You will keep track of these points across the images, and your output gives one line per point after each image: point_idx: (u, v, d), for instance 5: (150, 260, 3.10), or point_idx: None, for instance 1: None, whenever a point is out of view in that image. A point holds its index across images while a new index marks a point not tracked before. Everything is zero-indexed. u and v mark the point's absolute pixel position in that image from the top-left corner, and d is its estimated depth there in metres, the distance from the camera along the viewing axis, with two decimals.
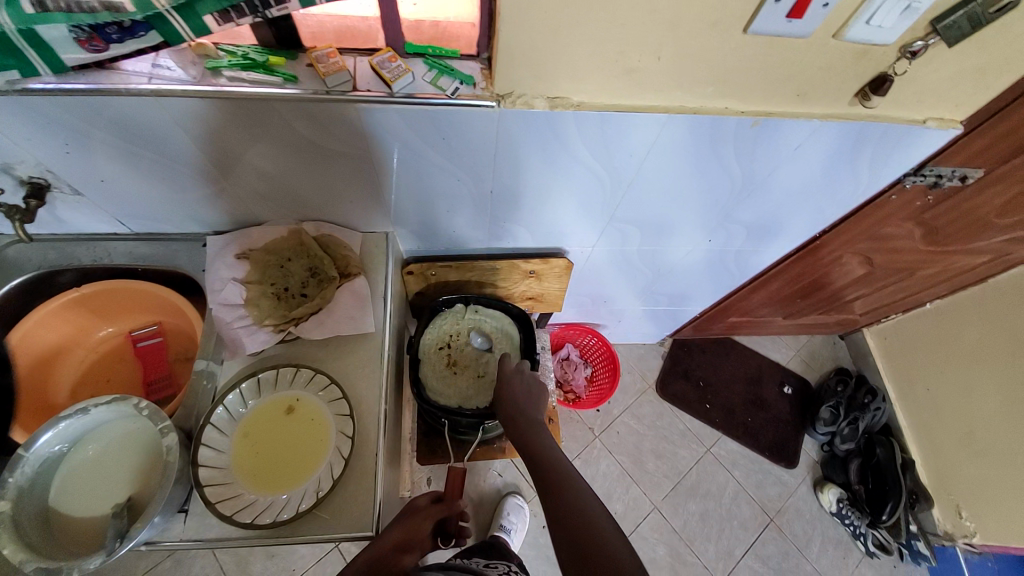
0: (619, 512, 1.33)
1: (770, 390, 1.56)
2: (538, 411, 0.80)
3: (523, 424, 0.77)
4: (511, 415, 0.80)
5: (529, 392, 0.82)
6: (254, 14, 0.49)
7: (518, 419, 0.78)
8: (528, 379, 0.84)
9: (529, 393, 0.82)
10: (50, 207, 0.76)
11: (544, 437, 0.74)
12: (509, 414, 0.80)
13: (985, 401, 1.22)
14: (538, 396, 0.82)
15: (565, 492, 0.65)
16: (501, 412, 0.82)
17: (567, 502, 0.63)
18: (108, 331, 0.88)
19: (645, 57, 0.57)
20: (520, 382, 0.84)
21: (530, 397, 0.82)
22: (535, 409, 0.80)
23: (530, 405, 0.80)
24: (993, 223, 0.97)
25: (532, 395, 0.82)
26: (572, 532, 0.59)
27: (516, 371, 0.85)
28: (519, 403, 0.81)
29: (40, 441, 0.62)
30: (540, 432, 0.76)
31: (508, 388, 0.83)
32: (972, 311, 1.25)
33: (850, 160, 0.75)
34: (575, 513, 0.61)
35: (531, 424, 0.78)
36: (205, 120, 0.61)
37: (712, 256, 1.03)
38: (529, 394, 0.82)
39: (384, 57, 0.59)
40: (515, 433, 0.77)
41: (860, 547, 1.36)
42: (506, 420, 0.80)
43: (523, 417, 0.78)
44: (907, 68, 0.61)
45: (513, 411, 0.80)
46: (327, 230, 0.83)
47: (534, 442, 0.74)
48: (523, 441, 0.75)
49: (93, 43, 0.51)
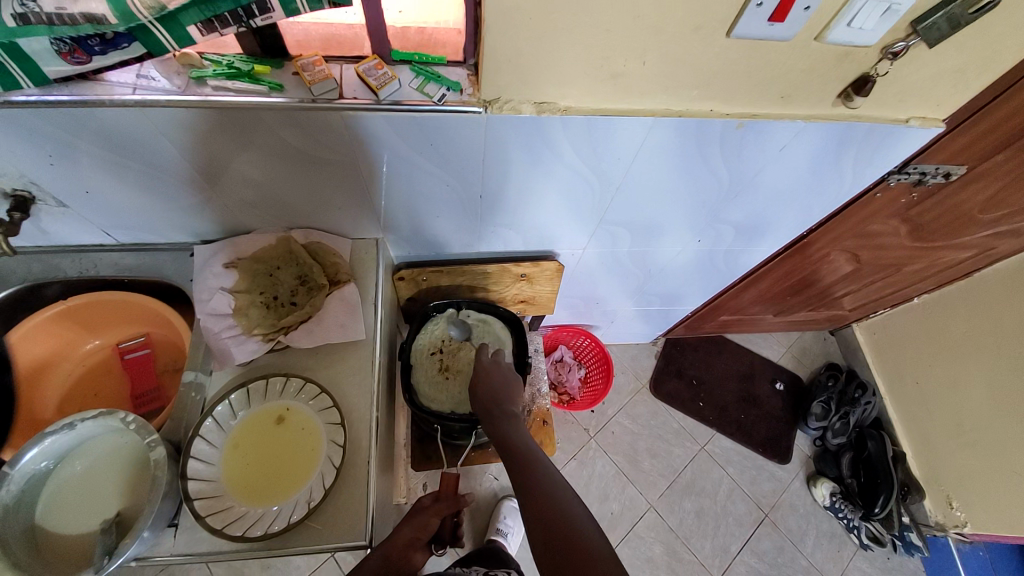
0: (616, 512, 1.34)
1: (763, 387, 1.57)
2: (513, 405, 0.80)
3: (497, 416, 0.77)
4: (488, 408, 0.80)
5: (504, 387, 0.83)
6: (239, 24, 0.49)
7: (494, 411, 0.79)
8: (506, 373, 0.86)
9: (505, 387, 0.83)
10: (34, 219, 0.74)
11: (515, 429, 0.74)
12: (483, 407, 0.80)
13: (973, 392, 1.24)
14: (514, 392, 0.83)
15: (539, 488, 0.62)
16: (477, 404, 0.81)
17: (541, 497, 0.60)
18: (93, 344, 0.87)
19: (630, 61, 0.58)
20: (497, 373, 0.85)
21: (507, 391, 0.82)
22: (508, 403, 0.80)
23: (505, 399, 0.80)
24: (978, 218, 0.98)
25: (508, 387, 0.83)
26: (547, 527, 0.57)
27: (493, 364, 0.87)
28: (494, 395, 0.81)
29: (26, 458, 0.61)
30: (514, 424, 0.76)
31: (485, 381, 0.83)
32: (959, 305, 1.26)
33: (836, 159, 0.76)
34: (552, 509, 0.58)
35: (506, 416, 0.78)
36: (190, 129, 0.60)
37: (702, 256, 1.04)
38: (506, 388, 0.83)
39: (370, 65, 0.58)
40: (492, 427, 0.76)
41: (854, 540, 1.37)
42: (482, 414, 0.79)
43: (496, 411, 0.78)
44: (888, 69, 0.61)
45: (489, 406, 0.80)
46: (316, 238, 0.82)
47: (509, 434, 0.73)
48: (501, 437, 0.73)
49: (75, 56, 0.50)
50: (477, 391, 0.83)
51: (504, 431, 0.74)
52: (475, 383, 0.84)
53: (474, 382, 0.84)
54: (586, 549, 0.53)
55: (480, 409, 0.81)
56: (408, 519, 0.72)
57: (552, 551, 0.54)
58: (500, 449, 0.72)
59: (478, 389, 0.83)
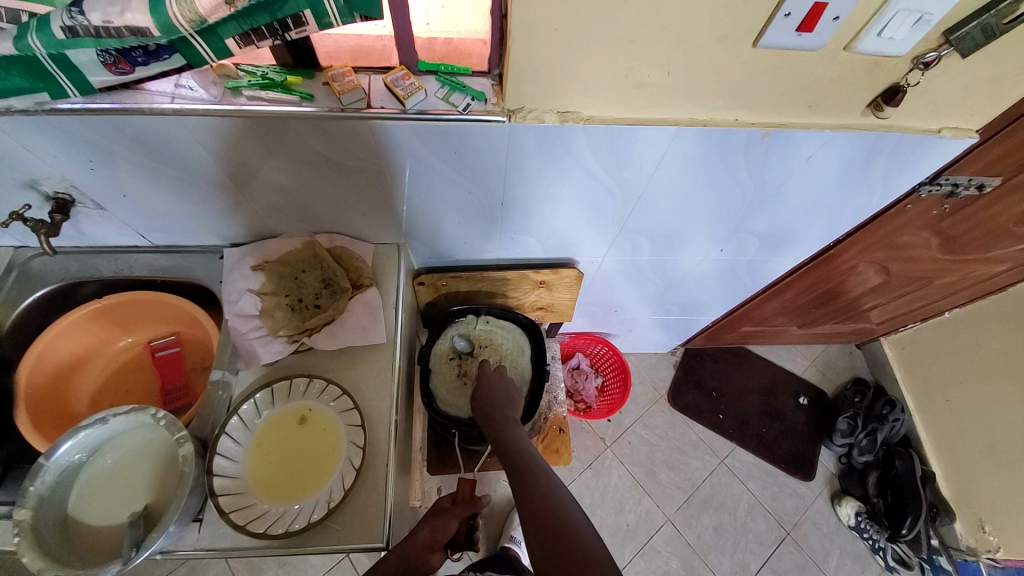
0: (631, 523, 1.32)
1: (785, 401, 1.54)
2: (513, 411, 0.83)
3: (497, 419, 0.80)
4: (487, 411, 0.83)
5: (503, 392, 0.86)
6: (274, 37, 0.51)
7: (492, 410, 0.82)
8: (505, 380, 0.89)
9: (505, 393, 0.86)
10: (74, 221, 0.78)
11: (514, 431, 0.77)
12: (483, 411, 0.83)
13: (1006, 411, 1.19)
14: (514, 398, 0.86)
15: (545, 502, 0.61)
16: (477, 408, 0.84)
17: (550, 511, 0.59)
18: (126, 342, 0.90)
19: (654, 71, 0.58)
20: (498, 379, 0.89)
21: (507, 396, 0.86)
22: (508, 408, 0.83)
23: (504, 404, 0.84)
24: (1013, 232, 0.94)
25: (508, 393, 0.87)
26: (551, 541, 0.56)
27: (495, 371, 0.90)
28: (494, 400, 0.84)
29: (61, 450, 0.63)
30: (513, 427, 0.78)
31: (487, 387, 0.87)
32: (992, 321, 1.21)
33: (865, 169, 0.74)
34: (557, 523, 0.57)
35: (506, 420, 0.80)
36: (223, 135, 0.62)
37: (724, 266, 1.02)
38: (506, 393, 0.86)
39: (398, 75, 0.60)
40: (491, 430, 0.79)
41: (879, 561, 1.33)
42: (481, 417, 0.82)
43: (495, 415, 0.81)
44: (920, 79, 0.60)
45: (489, 411, 0.83)
46: (340, 243, 0.84)
47: (508, 434, 0.76)
48: (503, 441, 0.74)
49: (119, 67, 0.52)
50: (477, 400, 0.86)
51: (507, 436, 0.75)
52: (477, 389, 0.88)
53: (477, 387, 0.88)
54: (592, 566, 0.52)
55: (481, 413, 0.83)
56: (427, 521, 0.72)
57: (555, 562, 0.53)
58: (501, 452, 0.73)
59: (478, 397, 0.86)
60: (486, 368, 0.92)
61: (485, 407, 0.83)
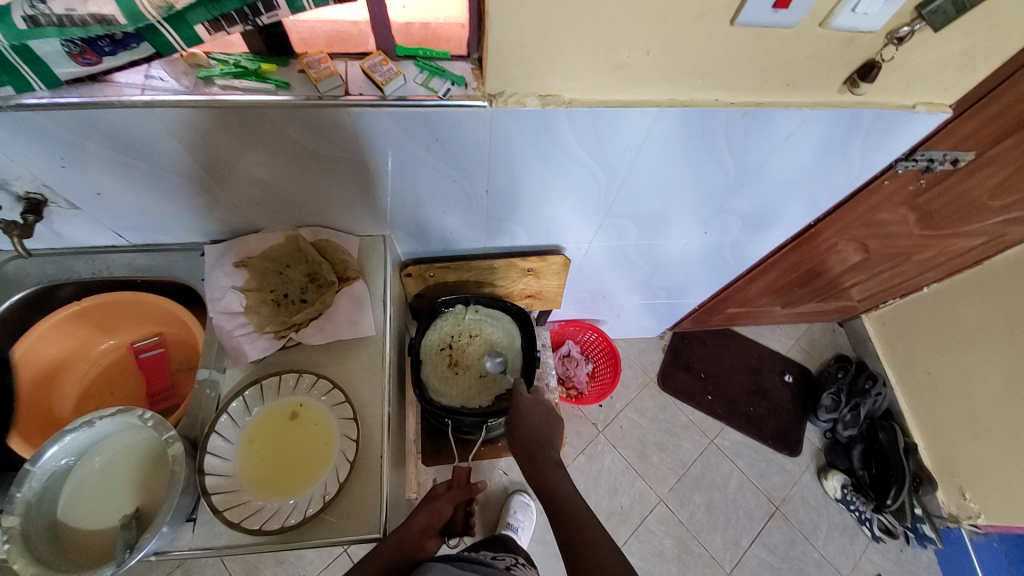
0: (625, 506, 1.34)
1: (771, 379, 1.57)
2: (553, 449, 0.78)
3: (540, 460, 0.76)
4: (530, 451, 0.78)
5: (544, 427, 0.81)
6: (245, 23, 0.49)
7: (528, 443, 0.79)
8: (545, 410, 0.84)
9: (545, 427, 0.81)
10: (47, 221, 0.76)
11: (555, 470, 0.73)
12: (522, 448, 0.78)
13: (985, 382, 1.23)
14: (555, 433, 0.81)
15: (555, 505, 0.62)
16: (519, 448, 0.79)
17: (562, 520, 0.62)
18: (108, 344, 0.88)
19: (634, 52, 0.58)
20: (536, 412, 0.82)
21: (548, 430, 0.81)
22: (549, 444, 0.79)
23: (544, 441, 0.79)
24: (987, 205, 0.97)
25: (548, 427, 0.81)
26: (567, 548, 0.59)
27: (533, 403, 0.83)
28: (533, 437, 0.79)
29: (47, 455, 0.62)
30: (542, 448, 0.78)
31: (526, 422, 0.81)
32: (969, 295, 1.25)
33: (843, 147, 0.75)
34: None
35: (549, 461, 0.76)
36: (197, 127, 0.61)
37: (708, 248, 1.04)
38: (546, 427, 0.81)
39: (375, 61, 0.59)
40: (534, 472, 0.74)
41: (866, 532, 1.37)
42: (523, 456, 0.78)
43: (537, 456, 0.76)
44: (894, 54, 0.61)
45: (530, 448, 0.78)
46: (324, 236, 0.83)
47: (548, 474, 0.73)
48: (536, 469, 0.75)
49: (86, 57, 0.51)
50: (515, 438, 0.81)
51: (538, 464, 0.75)
52: (515, 424, 0.82)
53: (513, 422, 0.82)
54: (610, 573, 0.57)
55: (523, 452, 0.78)
56: (424, 505, 0.73)
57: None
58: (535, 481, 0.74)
59: (516, 430, 0.81)
60: (520, 396, 0.85)
61: (527, 447, 0.78)
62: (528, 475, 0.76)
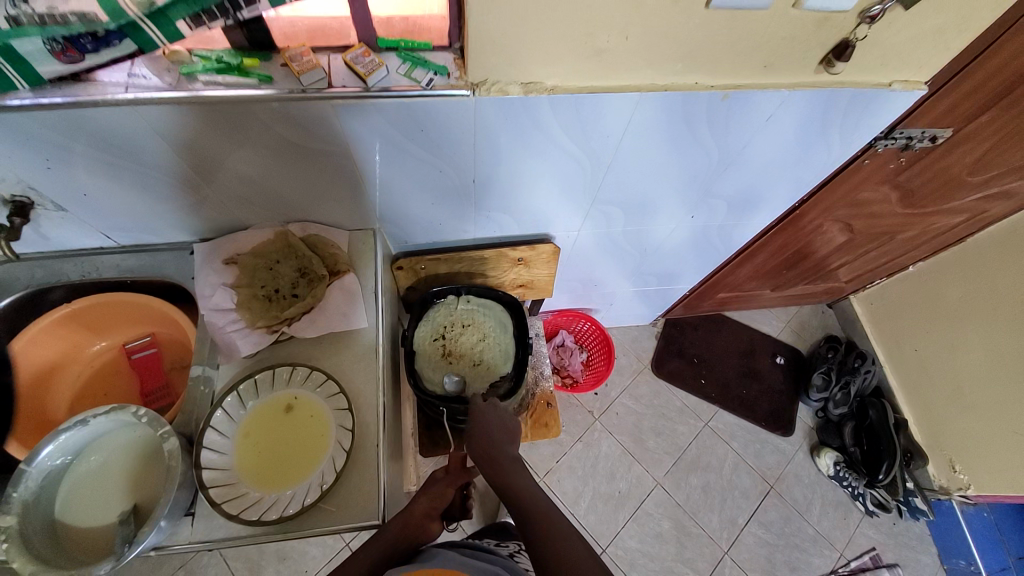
0: (624, 490, 1.36)
1: (763, 361, 1.59)
2: (513, 448, 0.75)
3: (502, 462, 0.71)
4: (489, 452, 0.72)
5: (500, 426, 0.78)
6: (226, 18, 0.49)
7: (489, 439, 0.75)
8: (502, 414, 0.80)
9: (501, 427, 0.78)
10: (35, 224, 0.76)
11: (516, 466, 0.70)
12: (482, 448, 0.74)
13: (972, 357, 1.25)
14: (512, 432, 0.78)
15: None
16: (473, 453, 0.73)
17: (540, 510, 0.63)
18: (101, 346, 0.88)
19: (613, 37, 0.59)
20: (492, 412, 0.80)
21: (504, 430, 0.77)
22: (507, 445, 0.75)
23: (504, 439, 0.75)
24: (967, 181, 0.99)
25: (506, 427, 0.78)
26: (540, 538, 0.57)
27: (489, 407, 0.80)
28: (491, 438, 0.75)
29: (42, 455, 0.62)
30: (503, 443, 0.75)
31: (479, 428, 0.77)
32: (954, 273, 1.27)
33: (822, 129, 0.77)
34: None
35: (510, 461, 0.72)
36: (182, 126, 0.61)
37: (696, 233, 1.05)
38: (503, 427, 0.78)
39: (357, 53, 0.59)
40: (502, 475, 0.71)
41: (860, 507, 1.40)
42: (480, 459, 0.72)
43: (497, 455, 0.72)
44: (867, 33, 0.62)
45: (486, 449, 0.73)
46: (313, 231, 0.84)
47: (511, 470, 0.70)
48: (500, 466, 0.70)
49: (68, 54, 0.50)
50: (471, 440, 0.75)
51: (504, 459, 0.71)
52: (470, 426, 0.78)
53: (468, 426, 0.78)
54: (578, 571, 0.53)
55: (478, 454, 0.73)
56: (423, 490, 0.72)
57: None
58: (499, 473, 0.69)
59: (470, 435, 0.76)
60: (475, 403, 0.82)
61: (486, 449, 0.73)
62: (490, 476, 0.70)
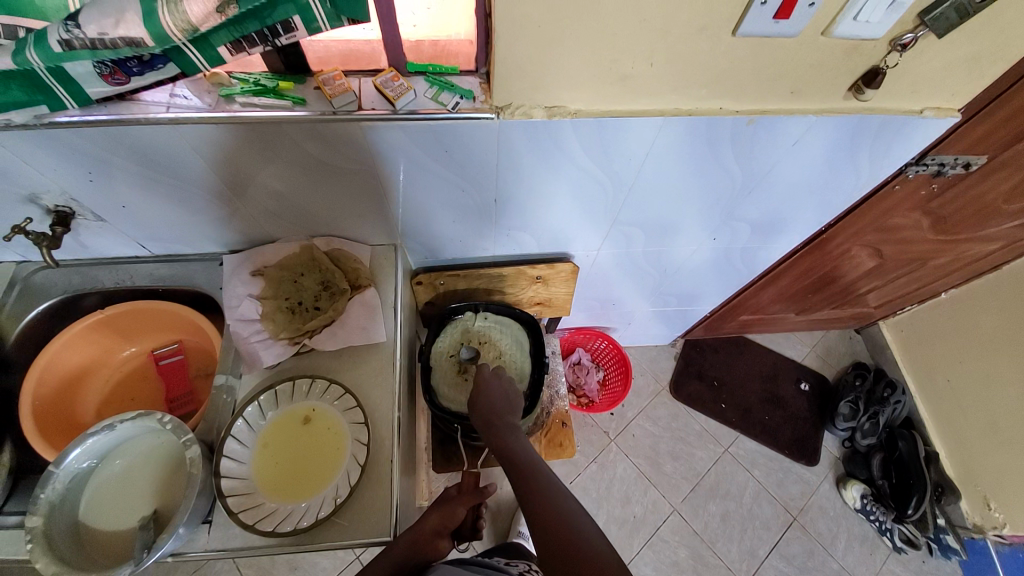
0: (638, 515, 1.33)
1: (786, 387, 1.55)
2: (513, 415, 0.77)
3: (498, 426, 0.73)
4: (488, 420, 0.75)
5: (502, 394, 0.80)
6: (265, 43, 0.51)
7: (504, 428, 0.73)
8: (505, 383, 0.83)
9: (504, 397, 0.80)
10: (75, 233, 0.79)
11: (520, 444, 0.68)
12: (490, 436, 0.72)
13: (1007, 391, 1.19)
14: (514, 402, 0.80)
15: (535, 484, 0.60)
16: (476, 416, 0.77)
17: None
18: (130, 351, 0.91)
19: (638, 63, 0.59)
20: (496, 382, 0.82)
21: (506, 401, 0.79)
22: (509, 414, 0.77)
23: (505, 410, 0.77)
24: (1003, 209, 0.96)
25: (508, 398, 0.80)
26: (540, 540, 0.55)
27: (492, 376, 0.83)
28: (494, 407, 0.77)
29: (70, 458, 0.64)
30: (518, 435, 0.71)
31: (484, 393, 0.80)
32: (989, 302, 1.22)
33: (852, 153, 0.76)
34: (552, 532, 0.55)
35: (508, 426, 0.74)
36: (220, 144, 0.64)
37: (718, 255, 1.04)
38: (504, 397, 0.80)
39: (387, 77, 0.61)
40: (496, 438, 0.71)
41: (887, 543, 1.33)
42: (483, 425, 0.75)
43: (497, 420, 0.75)
44: (898, 60, 0.61)
45: (488, 417, 0.76)
46: (336, 245, 0.86)
47: (516, 448, 0.67)
48: (504, 449, 0.68)
49: (115, 76, 0.53)
50: (475, 404, 0.79)
51: (508, 443, 0.69)
52: (473, 395, 0.80)
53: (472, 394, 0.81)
54: (583, 549, 0.50)
55: (480, 420, 0.76)
56: (435, 507, 0.73)
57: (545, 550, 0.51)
58: (505, 463, 0.66)
59: (475, 402, 0.79)
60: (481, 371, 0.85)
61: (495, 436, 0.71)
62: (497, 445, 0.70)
